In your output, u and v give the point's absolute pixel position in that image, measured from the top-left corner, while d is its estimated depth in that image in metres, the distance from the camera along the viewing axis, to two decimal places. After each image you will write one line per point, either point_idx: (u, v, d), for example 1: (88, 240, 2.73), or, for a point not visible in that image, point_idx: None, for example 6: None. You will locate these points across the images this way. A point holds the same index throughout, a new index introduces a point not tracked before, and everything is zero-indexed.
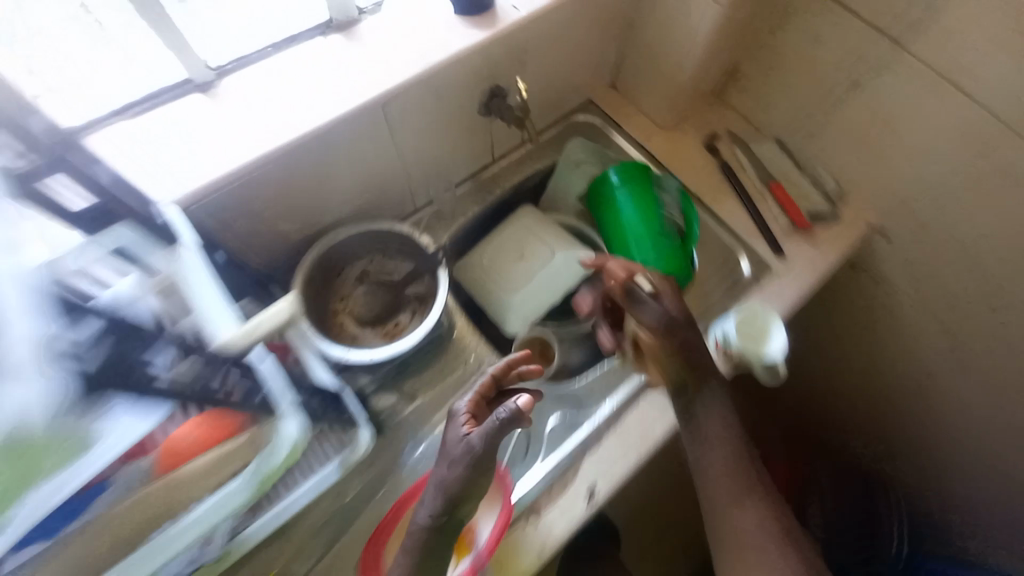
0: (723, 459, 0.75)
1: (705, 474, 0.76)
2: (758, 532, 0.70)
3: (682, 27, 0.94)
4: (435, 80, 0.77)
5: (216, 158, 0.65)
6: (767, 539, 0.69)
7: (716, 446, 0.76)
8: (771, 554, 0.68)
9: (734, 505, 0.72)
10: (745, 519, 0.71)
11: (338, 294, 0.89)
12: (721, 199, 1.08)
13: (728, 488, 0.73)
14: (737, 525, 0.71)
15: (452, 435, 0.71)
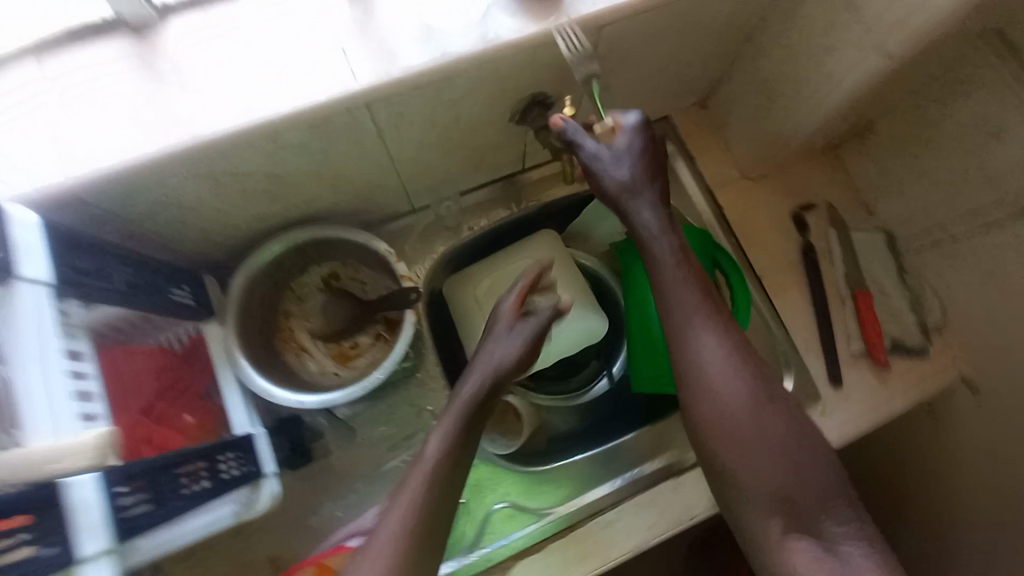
0: (697, 297, 0.59)
1: (666, 311, 0.60)
2: (726, 357, 0.57)
3: (816, 67, 0.67)
4: (449, 82, 0.57)
5: (137, 139, 0.50)
6: (729, 366, 0.57)
7: (684, 287, 0.59)
8: (733, 369, 0.57)
9: (696, 328, 0.58)
10: (706, 347, 0.57)
11: (296, 294, 0.77)
12: (785, 292, 0.86)
13: (693, 313, 0.58)
14: (699, 352, 0.58)
15: (476, 389, 0.56)
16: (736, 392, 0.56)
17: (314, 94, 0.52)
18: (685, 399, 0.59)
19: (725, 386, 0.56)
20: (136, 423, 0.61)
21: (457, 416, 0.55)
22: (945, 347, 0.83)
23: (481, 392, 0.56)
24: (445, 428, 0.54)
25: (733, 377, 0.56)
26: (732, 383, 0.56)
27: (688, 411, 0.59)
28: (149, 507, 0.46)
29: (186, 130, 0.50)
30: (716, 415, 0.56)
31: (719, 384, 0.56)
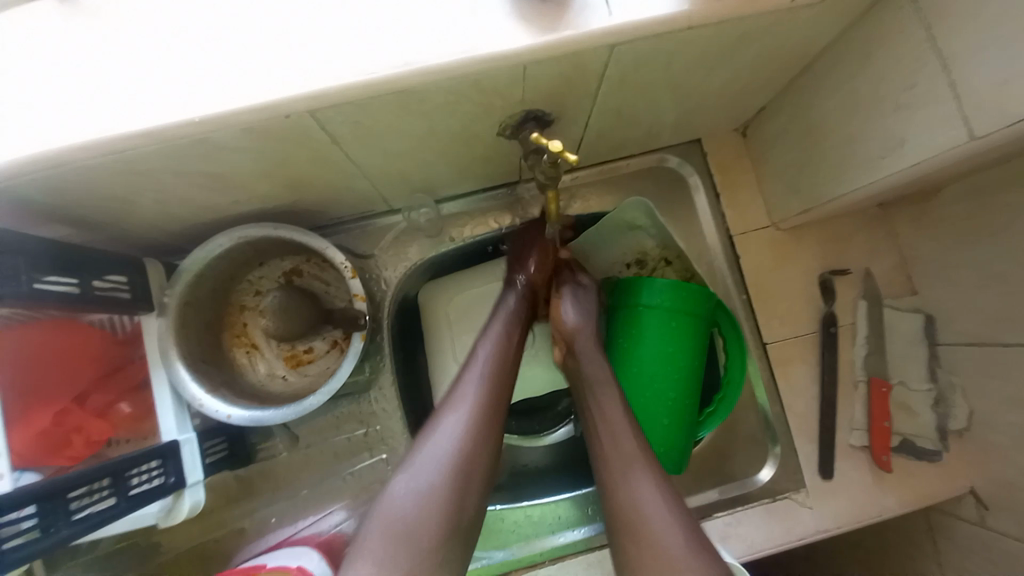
0: (634, 435, 0.58)
1: (606, 441, 0.58)
2: (665, 503, 0.53)
3: (881, 128, 0.55)
4: (418, 95, 0.47)
5: (55, 128, 0.44)
6: (670, 514, 0.52)
7: (625, 429, 0.58)
8: (673, 519, 0.52)
9: (633, 470, 0.55)
10: (643, 487, 0.54)
11: (254, 286, 0.73)
12: (789, 365, 0.76)
13: (628, 456, 0.56)
14: (636, 493, 0.54)
15: (493, 349, 0.62)
16: (675, 542, 0.50)
17: (249, 97, 0.44)
18: (620, 540, 0.53)
19: (665, 531, 0.51)
20: (65, 411, 0.58)
21: (483, 369, 0.60)
22: (963, 460, 0.73)
23: (499, 345, 0.62)
24: (472, 378, 0.59)
25: (672, 527, 0.51)
26: (671, 530, 0.51)
27: (621, 554, 0.53)
28: (33, 535, 0.44)
29: (105, 124, 0.44)
30: (649, 562, 0.50)
31: (657, 534, 0.51)
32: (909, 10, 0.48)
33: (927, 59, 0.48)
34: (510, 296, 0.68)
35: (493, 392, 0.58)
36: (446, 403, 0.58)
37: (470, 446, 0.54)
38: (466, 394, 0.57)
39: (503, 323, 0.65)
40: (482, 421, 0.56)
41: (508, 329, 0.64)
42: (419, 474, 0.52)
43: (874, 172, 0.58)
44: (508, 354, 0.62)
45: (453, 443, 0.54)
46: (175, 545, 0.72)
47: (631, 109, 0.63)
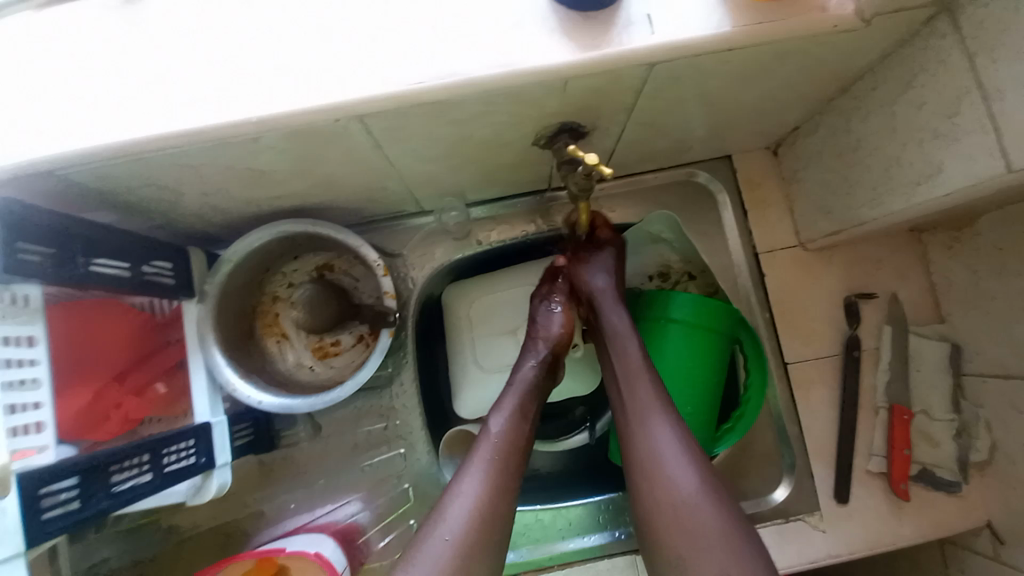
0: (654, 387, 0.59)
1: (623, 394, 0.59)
2: (679, 445, 0.54)
3: (918, 154, 0.55)
4: (459, 104, 0.49)
5: (120, 121, 0.47)
6: (684, 456, 0.53)
7: (641, 380, 0.59)
8: (685, 459, 0.53)
9: (649, 416, 0.56)
10: (659, 433, 0.55)
11: (287, 278, 0.75)
12: (809, 386, 0.76)
13: (645, 404, 0.57)
14: (652, 437, 0.55)
15: (501, 431, 0.58)
16: (688, 485, 0.52)
17: (301, 101, 0.46)
18: (636, 486, 0.55)
19: (679, 472, 0.52)
20: (104, 388, 0.61)
21: (490, 451, 0.56)
22: (982, 493, 0.72)
23: (512, 423, 0.59)
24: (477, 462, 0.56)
25: (685, 464, 0.53)
26: (685, 474, 0.52)
27: (637, 503, 0.54)
28: (75, 505, 0.47)
29: (166, 119, 0.47)
30: (665, 511, 0.51)
31: (671, 475, 0.53)
32: (952, 39, 0.49)
33: (966, 88, 0.48)
34: (524, 363, 0.65)
35: (499, 485, 0.54)
36: (451, 488, 0.55)
37: (473, 541, 0.51)
38: (470, 479, 0.54)
39: (517, 398, 0.62)
40: (485, 515, 0.52)
41: (521, 406, 0.61)
42: (417, 569, 0.49)
43: (907, 197, 0.58)
44: (520, 437, 0.59)
45: (454, 533, 0.51)
46: (199, 522, 0.75)
47: (664, 123, 0.64)
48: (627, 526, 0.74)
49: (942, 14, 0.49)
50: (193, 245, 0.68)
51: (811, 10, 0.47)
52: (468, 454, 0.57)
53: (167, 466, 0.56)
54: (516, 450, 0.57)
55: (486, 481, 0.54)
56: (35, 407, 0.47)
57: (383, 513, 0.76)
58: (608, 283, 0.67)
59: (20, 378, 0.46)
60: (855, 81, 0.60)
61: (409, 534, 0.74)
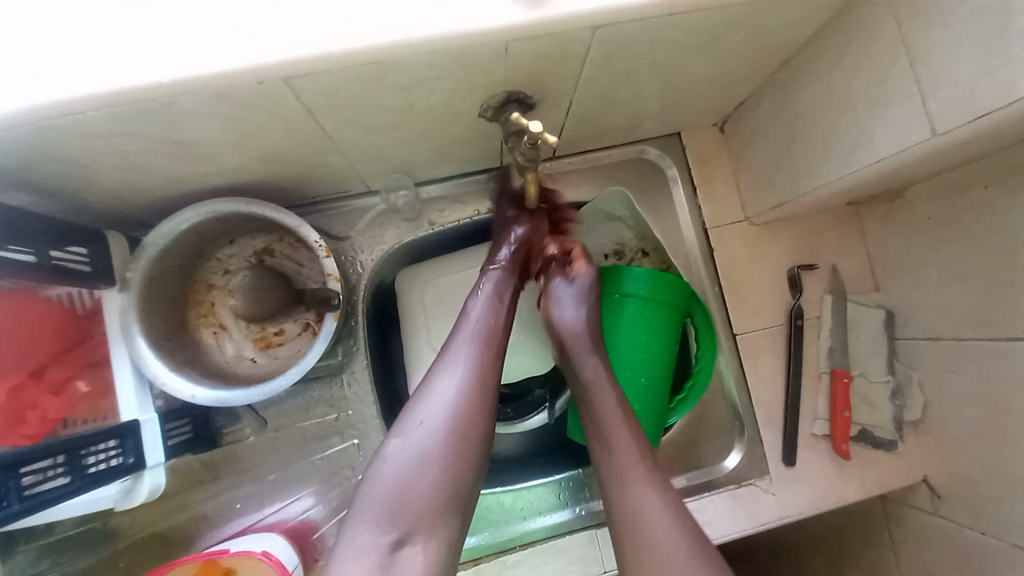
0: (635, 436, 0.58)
1: (603, 453, 0.58)
2: (667, 513, 0.53)
3: (854, 123, 0.57)
4: (399, 68, 0.47)
5: (10, 82, 0.42)
6: (672, 523, 0.53)
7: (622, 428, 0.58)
8: (669, 515, 0.53)
9: (634, 474, 0.55)
10: (642, 488, 0.55)
11: (223, 264, 0.70)
12: (759, 356, 0.78)
13: (629, 465, 0.56)
14: (635, 498, 0.54)
15: (484, 314, 0.62)
16: (670, 531, 0.52)
17: (220, 60, 0.42)
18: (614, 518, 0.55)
19: (666, 535, 0.52)
20: (18, 386, 0.55)
21: (473, 334, 0.60)
22: (918, 449, 0.76)
23: (490, 311, 0.63)
24: (466, 340, 0.59)
25: (673, 526, 0.52)
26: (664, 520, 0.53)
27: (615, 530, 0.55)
28: None
29: (63, 80, 0.42)
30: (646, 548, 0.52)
31: (652, 523, 0.53)
32: (882, 8, 0.50)
33: (896, 56, 0.50)
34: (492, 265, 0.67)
35: (485, 361, 0.59)
36: (441, 365, 0.58)
37: (467, 410, 0.54)
38: (460, 354, 0.58)
39: (495, 290, 0.65)
40: (475, 386, 0.56)
41: (500, 296, 0.64)
42: (415, 437, 0.53)
43: (843, 166, 0.60)
44: (499, 318, 0.63)
45: (448, 406, 0.54)
46: (134, 526, 0.70)
47: (615, 96, 0.64)
48: (588, 502, 0.75)
49: None
50: (111, 229, 0.62)
51: None
52: (456, 334, 0.60)
53: (92, 467, 0.52)
54: (495, 334, 0.61)
55: (473, 363, 0.58)
56: None
57: (337, 505, 0.73)
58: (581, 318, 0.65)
59: None
60: (795, 54, 0.61)
61: None
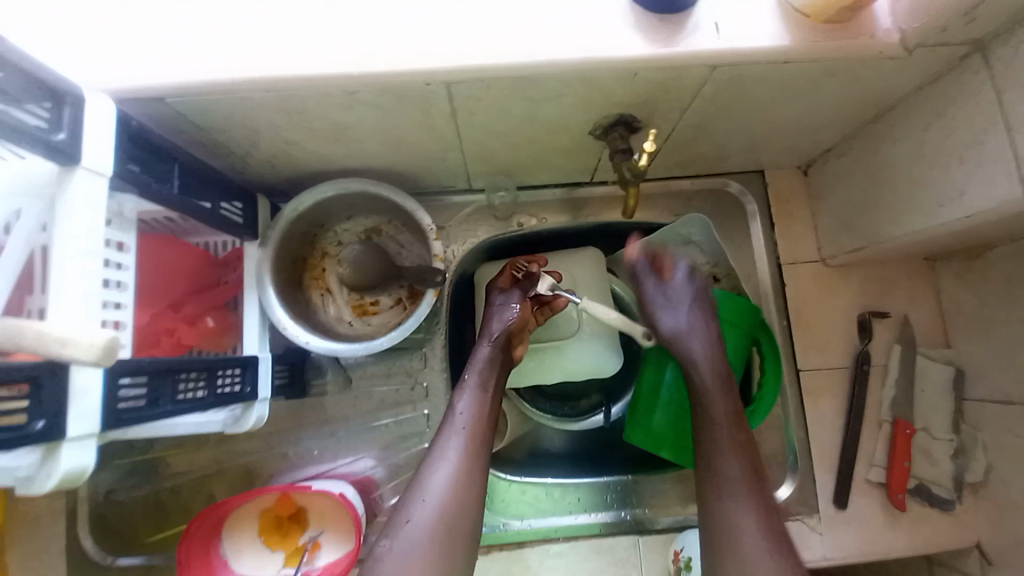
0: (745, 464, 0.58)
1: (706, 468, 0.59)
2: (760, 536, 0.53)
3: (943, 179, 0.60)
4: (539, 82, 0.54)
5: (223, 54, 0.50)
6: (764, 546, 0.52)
7: (732, 451, 0.59)
8: (762, 543, 0.52)
9: (735, 496, 0.56)
10: (744, 515, 0.54)
11: (337, 237, 0.80)
12: (819, 393, 0.80)
13: (737, 483, 0.56)
14: (728, 513, 0.55)
15: (471, 413, 0.61)
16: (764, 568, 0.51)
17: (396, 60, 0.50)
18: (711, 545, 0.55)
19: (757, 561, 0.52)
20: (160, 313, 0.63)
21: (462, 425, 0.60)
22: (976, 513, 0.75)
23: (477, 398, 0.63)
24: (454, 444, 0.58)
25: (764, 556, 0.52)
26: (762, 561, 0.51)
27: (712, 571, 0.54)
28: (144, 403, 0.47)
29: (265, 59, 0.50)
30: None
31: (744, 551, 0.52)
32: (983, 76, 0.54)
33: (991, 122, 0.53)
34: (481, 344, 0.67)
35: (474, 462, 0.58)
36: (430, 459, 0.58)
37: (456, 502, 0.55)
38: (447, 455, 0.58)
39: (479, 373, 0.65)
40: (466, 477, 0.57)
41: (483, 381, 0.64)
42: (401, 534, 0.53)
43: (927, 218, 0.62)
44: (484, 413, 0.62)
45: (437, 506, 0.54)
46: (225, 456, 0.79)
47: (712, 128, 0.69)
48: (633, 508, 0.78)
49: (975, 53, 0.54)
50: (259, 192, 0.73)
51: (864, 35, 0.52)
52: (444, 427, 0.60)
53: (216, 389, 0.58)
54: (482, 417, 0.61)
55: (461, 455, 0.58)
56: (118, 307, 0.50)
57: (400, 468, 0.79)
58: (682, 326, 0.68)
59: (113, 277, 0.49)
60: (891, 109, 0.65)
61: None
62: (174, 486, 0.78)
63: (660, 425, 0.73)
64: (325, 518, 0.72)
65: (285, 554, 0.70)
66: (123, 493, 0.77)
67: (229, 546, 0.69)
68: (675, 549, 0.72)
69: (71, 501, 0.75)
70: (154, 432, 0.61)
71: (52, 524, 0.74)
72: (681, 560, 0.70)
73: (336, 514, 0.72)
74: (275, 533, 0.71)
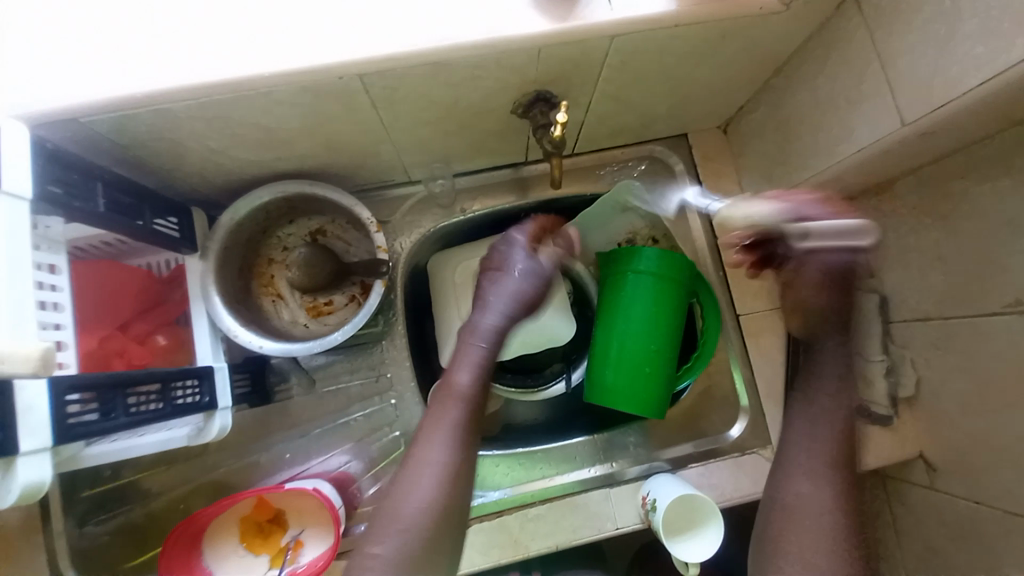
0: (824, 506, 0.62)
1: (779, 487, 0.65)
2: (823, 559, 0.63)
3: (837, 120, 0.65)
4: (452, 66, 0.56)
5: (132, 69, 0.51)
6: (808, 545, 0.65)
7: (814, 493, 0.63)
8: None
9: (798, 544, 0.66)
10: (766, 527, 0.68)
11: (282, 242, 0.81)
12: (761, 335, 0.85)
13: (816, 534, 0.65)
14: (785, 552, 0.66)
15: (472, 385, 0.64)
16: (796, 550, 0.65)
17: (306, 59, 0.51)
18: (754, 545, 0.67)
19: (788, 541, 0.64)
20: (109, 336, 0.63)
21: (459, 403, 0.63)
22: (912, 424, 0.82)
23: (476, 377, 0.64)
24: (453, 421, 0.62)
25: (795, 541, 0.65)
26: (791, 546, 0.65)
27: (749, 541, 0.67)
28: (97, 416, 0.48)
29: (177, 71, 0.51)
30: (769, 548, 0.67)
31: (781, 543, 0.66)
32: (856, 22, 0.59)
33: (868, 64, 0.59)
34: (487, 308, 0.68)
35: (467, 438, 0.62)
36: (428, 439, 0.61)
37: (453, 481, 0.59)
38: (445, 436, 0.61)
39: (479, 350, 0.66)
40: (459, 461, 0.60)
41: (484, 359, 0.65)
42: (395, 523, 0.56)
43: (830, 157, 0.68)
44: (483, 389, 0.65)
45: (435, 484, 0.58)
46: (197, 474, 0.79)
47: (629, 97, 0.73)
48: (602, 463, 0.83)
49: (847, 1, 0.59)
50: (195, 207, 0.73)
51: None
52: (440, 410, 0.62)
53: (173, 399, 0.59)
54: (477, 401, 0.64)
55: (457, 439, 0.61)
56: (57, 327, 0.51)
57: (375, 459, 0.81)
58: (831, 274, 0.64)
59: (49, 298, 0.50)
60: (787, 62, 0.71)
61: None
62: (150, 510, 0.78)
63: (613, 380, 0.77)
64: (304, 516, 0.73)
65: (269, 556, 0.71)
66: (94, 527, 0.73)
67: (210, 558, 0.70)
68: (642, 494, 0.76)
69: None
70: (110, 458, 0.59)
71: None
72: (648, 503, 0.74)
73: (315, 510, 0.73)
74: (257, 537, 0.72)
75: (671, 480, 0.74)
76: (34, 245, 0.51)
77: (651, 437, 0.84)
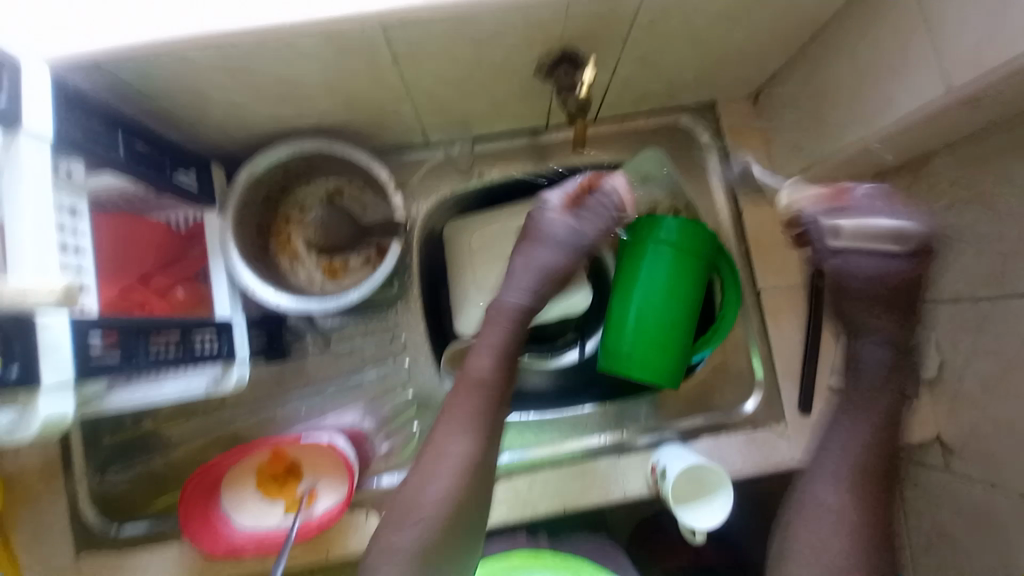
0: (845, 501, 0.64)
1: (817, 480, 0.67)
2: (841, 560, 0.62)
3: (878, 86, 0.62)
4: (474, 19, 0.54)
5: (149, 12, 0.49)
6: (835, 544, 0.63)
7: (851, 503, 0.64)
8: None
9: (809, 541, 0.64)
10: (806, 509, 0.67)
11: (299, 201, 0.80)
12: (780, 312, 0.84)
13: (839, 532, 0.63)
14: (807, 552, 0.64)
15: (490, 365, 0.67)
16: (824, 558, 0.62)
17: (325, 6, 0.50)
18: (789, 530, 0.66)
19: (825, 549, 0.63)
20: (130, 287, 0.64)
21: (478, 390, 0.66)
22: (931, 410, 0.80)
23: (495, 360, 0.67)
24: (469, 417, 0.64)
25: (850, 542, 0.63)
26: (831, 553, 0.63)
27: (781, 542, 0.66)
28: (120, 357, 0.49)
29: (194, 15, 0.49)
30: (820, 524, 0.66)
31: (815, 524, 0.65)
32: None
33: (916, 25, 0.56)
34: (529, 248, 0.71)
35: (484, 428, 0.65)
36: (445, 434, 0.64)
37: (463, 491, 0.61)
38: (461, 438, 0.63)
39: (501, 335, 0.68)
40: (472, 467, 0.63)
41: (505, 343, 0.68)
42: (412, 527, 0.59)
43: (866, 126, 0.65)
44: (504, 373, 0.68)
45: (446, 492, 0.60)
46: (215, 427, 0.81)
47: (657, 60, 0.70)
48: (611, 433, 0.83)
49: None
50: (213, 162, 0.73)
51: None
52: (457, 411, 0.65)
53: (191, 347, 0.60)
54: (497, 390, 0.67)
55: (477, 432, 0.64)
56: (79, 272, 0.51)
57: (388, 419, 0.82)
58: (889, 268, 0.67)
59: (70, 242, 0.51)
60: (828, 25, 0.67)
61: (411, 439, 0.80)
62: (170, 460, 0.80)
63: (627, 349, 0.76)
64: (318, 468, 0.74)
65: (284, 506, 0.73)
66: (115, 475, 0.79)
67: (228, 503, 0.72)
68: (652, 462, 0.76)
69: (69, 482, 0.76)
70: (133, 406, 0.61)
71: (50, 508, 0.75)
72: (657, 471, 0.74)
73: (328, 462, 0.74)
74: (272, 485, 0.74)
75: (683, 449, 0.74)
76: (56, 188, 0.51)
77: (662, 409, 0.84)
